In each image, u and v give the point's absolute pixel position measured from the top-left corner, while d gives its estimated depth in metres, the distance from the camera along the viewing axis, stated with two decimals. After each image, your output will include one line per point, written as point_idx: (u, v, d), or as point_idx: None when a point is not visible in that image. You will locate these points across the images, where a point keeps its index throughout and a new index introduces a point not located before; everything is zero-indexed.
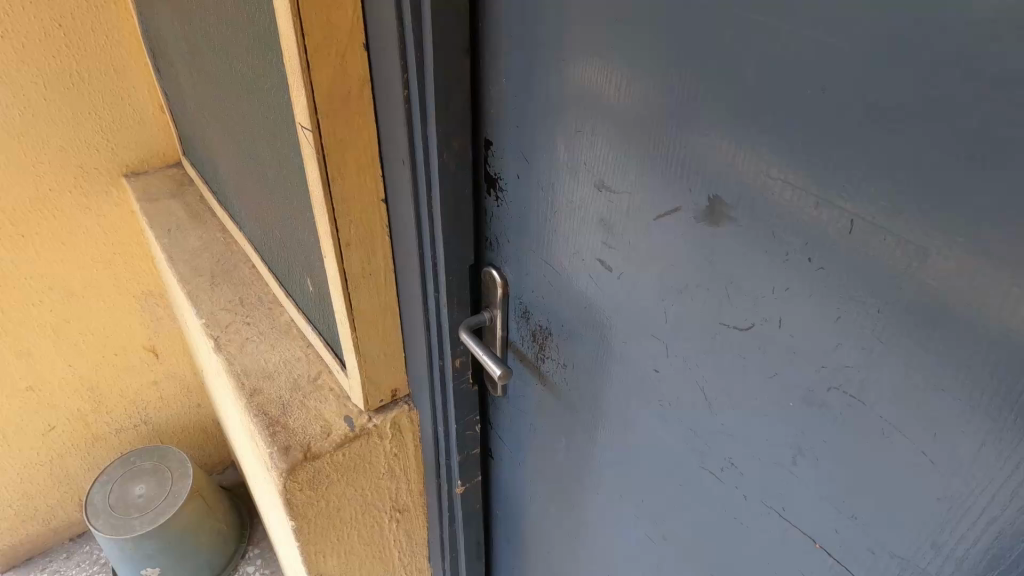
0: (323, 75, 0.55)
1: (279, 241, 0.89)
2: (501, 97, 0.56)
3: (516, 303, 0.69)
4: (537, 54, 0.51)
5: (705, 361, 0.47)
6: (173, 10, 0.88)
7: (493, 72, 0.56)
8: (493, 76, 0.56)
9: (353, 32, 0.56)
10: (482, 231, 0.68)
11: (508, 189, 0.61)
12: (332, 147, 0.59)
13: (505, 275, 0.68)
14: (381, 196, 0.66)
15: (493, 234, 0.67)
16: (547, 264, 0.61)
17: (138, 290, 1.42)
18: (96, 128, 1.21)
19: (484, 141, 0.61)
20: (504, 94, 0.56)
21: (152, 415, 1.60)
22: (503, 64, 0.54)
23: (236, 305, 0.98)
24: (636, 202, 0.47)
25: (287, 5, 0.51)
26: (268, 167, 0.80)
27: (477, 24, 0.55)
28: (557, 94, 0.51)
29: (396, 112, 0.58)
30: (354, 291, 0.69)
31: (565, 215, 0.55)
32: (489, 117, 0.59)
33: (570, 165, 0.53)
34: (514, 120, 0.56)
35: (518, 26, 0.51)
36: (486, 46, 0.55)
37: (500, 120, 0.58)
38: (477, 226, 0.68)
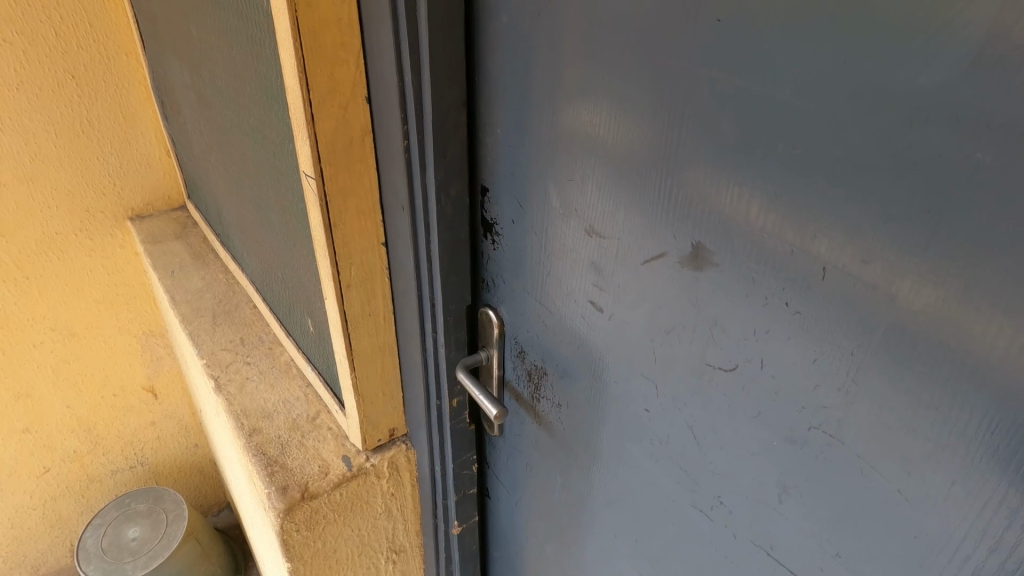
0: (327, 127, 0.58)
1: (281, 282, 0.91)
2: (497, 147, 0.59)
3: (511, 342, 0.71)
4: (531, 108, 0.54)
5: (692, 401, 0.48)
6: (183, 61, 0.92)
7: (491, 124, 0.59)
8: (490, 127, 0.59)
9: (356, 86, 0.59)
10: (478, 273, 0.70)
11: (503, 233, 0.64)
12: (334, 194, 0.62)
13: (501, 315, 0.70)
14: (380, 239, 0.68)
15: (489, 277, 0.69)
16: (542, 306, 0.63)
17: (139, 330, 1.43)
18: (104, 173, 1.25)
19: (480, 187, 0.64)
20: (500, 144, 0.59)
21: (149, 456, 1.59)
22: (499, 116, 0.58)
23: (237, 345, 1.00)
24: (624, 247, 0.50)
25: (294, 61, 0.54)
26: (272, 210, 0.82)
27: (475, 79, 0.58)
28: (550, 145, 0.53)
29: (397, 161, 0.60)
30: (354, 331, 0.71)
31: (557, 259, 0.58)
32: (485, 165, 0.62)
33: (561, 211, 0.55)
34: (508, 168, 0.59)
35: (513, 82, 0.54)
36: (484, 100, 0.58)
37: (495, 168, 0.61)
38: (473, 268, 0.70)
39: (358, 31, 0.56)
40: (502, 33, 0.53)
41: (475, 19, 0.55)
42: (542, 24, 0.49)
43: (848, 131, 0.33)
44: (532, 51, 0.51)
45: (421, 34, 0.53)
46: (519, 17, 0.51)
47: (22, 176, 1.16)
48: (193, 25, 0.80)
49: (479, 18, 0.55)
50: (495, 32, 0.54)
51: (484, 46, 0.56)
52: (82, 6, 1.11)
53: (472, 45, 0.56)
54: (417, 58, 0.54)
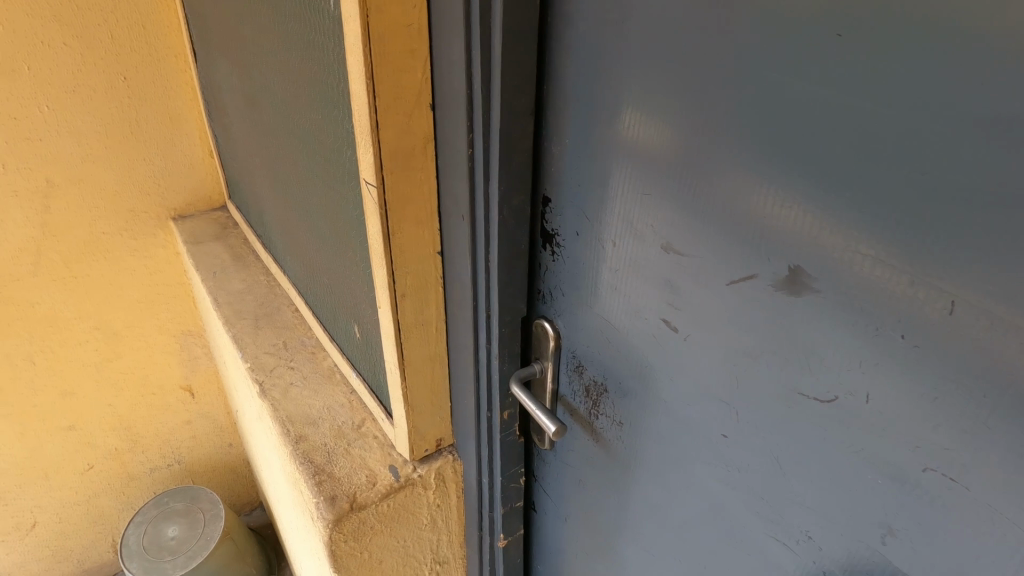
0: (391, 135, 0.56)
1: (325, 287, 0.89)
2: (563, 157, 0.58)
3: (568, 356, 0.69)
4: (604, 119, 0.52)
5: (781, 430, 0.46)
6: (235, 58, 0.90)
7: (558, 133, 0.57)
8: (558, 137, 0.57)
9: (421, 94, 0.57)
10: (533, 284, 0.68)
11: (565, 245, 0.62)
12: (394, 203, 0.60)
13: (557, 327, 0.68)
14: (437, 249, 0.66)
15: (544, 288, 0.67)
16: (604, 321, 0.61)
17: (177, 329, 1.43)
18: (149, 174, 1.25)
19: (542, 198, 0.62)
20: (566, 155, 0.57)
21: (185, 454, 1.60)
22: (567, 126, 0.56)
23: (279, 349, 0.98)
24: (706, 266, 0.47)
25: (361, 69, 0.52)
26: (320, 215, 0.81)
27: (544, 86, 0.56)
28: (623, 158, 0.51)
29: (459, 171, 0.59)
30: (406, 341, 0.69)
31: (624, 275, 0.56)
32: (550, 175, 0.60)
33: (631, 226, 0.53)
34: (576, 179, 0.57)
35: (585, 91, 0.53)
36: (552, 110, 0.56)
37: (560, 179, 0.59)
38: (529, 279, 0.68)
39: (426, 38, 0.55)
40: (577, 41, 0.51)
41: (549, 26, 0.53)
42: (620, 33, 0.47)
43: (980, 157, 0.30)
44: (608, 60, 0.49)
45: (493, 42, 0.51)
46: (595, 26, 0.49)
47: (71, 178, 1.17)
48: (246, 26, 0.79)
49: (552, 24, 0.53)
50: (569, 40, 0.52)
51: (556, 53, 0.54)
52: (135, 7, 1.12)
53: (544, 52, 0.55)
54: (487, 67, 0.52)
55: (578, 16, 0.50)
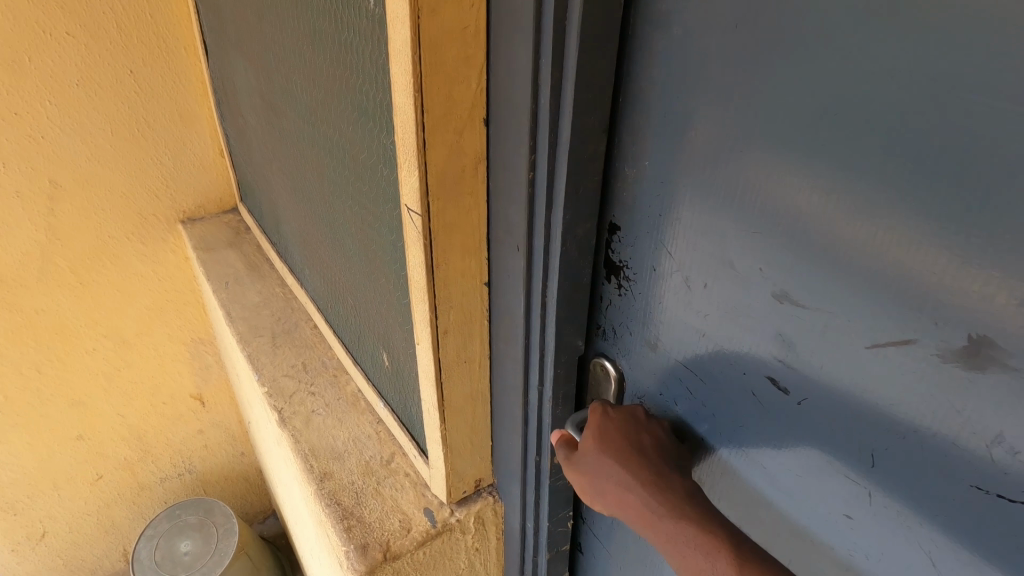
0: (440, 156, 0.48)
1: (349, 307, 0.81)
2: (644, 181, 0.50)
3: (630, 400, 0.60)
4: (704, 142, 0.44)
5: (936, 522, 0.39)
6: (249, 50, 0.79)
7: (638, 153, 0.50)
8: (637, 157, 0.50)
9: (474, 107, 0.49)
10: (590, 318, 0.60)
11: (637, 280, 0.54)
12: (440, 231, 0.52)
13: (618, 368, 0.59)
14: (484, 279, 0.58)
15: (604, 324, 0.59)
16: (685, 368, 0.53)
17: (188, 337, 1.36)
18: (158, 175, 1.17)
19: (610, 225, 0.54)
20: (649, 179, 0.49)
21: (196, 464, 1.54)
22: (653, 146, 0.48)
23: (299, 371, 0.90)
24: (838, 323, 0.40)
25: (409, 79, 0.44)
26: (346, 233, 0.71)
27: (623, 99, 0.49)
28: (730, 188, 0.44)
29: (517, 196, 0.51)
30: (447, 380, 0.62)
31: (716, 321, 0.48)
32: (623, 199, 0.52)
33: (733, 266, 0.45)
34: (660, 209, 0.50)
35: (679, 109, 0.46)
36: (630, 128, 0.49)
37: (637, 204, 0.51)
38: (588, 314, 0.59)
39: (483, 42, 0.47)
40: (673, 48, 0.44)
41: (638, 29, 0.46)
42: (736, 40, 0.40)
43: None
44: (716, 71, 0.42)
45: (568, 48, 0.43)
46: (704, 35, 0.42)
47: (76, 178, 1.09)
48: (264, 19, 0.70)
49: (641, 27, 0.46)
50: (663, 46, 0.45)
51: (645, 60, 0.46)
52: None
53: (625, 60, 0.48)
54: (558, 77, 0.44)
55: (680, 18, 0.43)
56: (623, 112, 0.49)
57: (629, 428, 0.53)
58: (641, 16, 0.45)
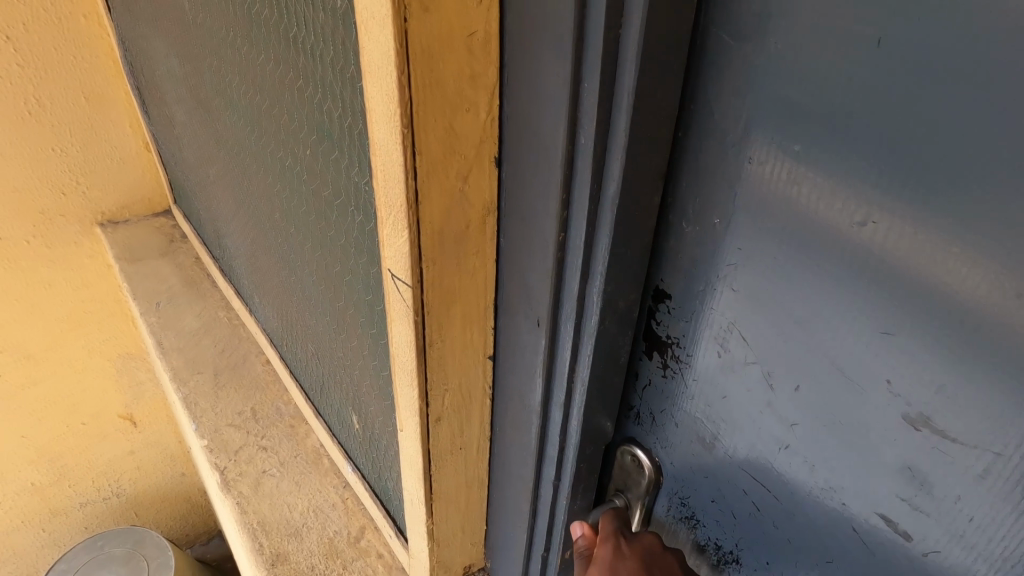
0: (437, 211, 0.35)
1: (308, 352, 0.65)
2: (714, 241, 0.37)
3: (668, 498, 0.48)
4: (814, 204, 0.32)
5: None
6: (157, 28, 0.61)
7: (705, 205, 0.36)
8: (701, 212, 0.37)
9: (483, 141, 0.35)
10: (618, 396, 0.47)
11: (692, 363, 0.41)
12: (435, 303, 0.39)
13: (654, 459, 0.47)
14: (487, 352, 0.45)
15: (636, 407, 0.47)
16: (751, 480, 0.41)
17: (115, 352, 1.14)
18: (62, 167, 0.95)
19: (658, 291, 0.41)
20: (721, 240, 0.37)
21: (127, 486, 1.29)
22: (731, 199, 0.35)
23: (247, 420, 0.73)
24: (1010, 470, 0.28)
25: (393, 109, 0.30)
26: (303, 274, 0.55)
27: (685, 132, 0.35)
28: (851, 271, 0.31)
29: (540, 258, 0.38)
30: (438, 471, 0.49)
31: (810, 435, 0.36)
32: (678, 261, 0.39)
33: (844, 372, 0.33)
34: (733, 280, 0.37)
35: (775, 156, 0.32)
36: (692, 170, 0.36)
37: (699, 271, 0.38)
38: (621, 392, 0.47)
39: (495, 54, 0.33)
40: (771, 67, 0.31)
41: (712, 35, 0.32)
42: (882, 66, 0.27)
43: None
44: (843, 103, 0.29)
45: (622, 67, 0.30)
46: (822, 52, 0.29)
47: None
48: None
49: (718, 35, 0.32)
50: (754, 62, 0.31)
51: (723, 80, 0.33)
52: None
53: (691, 80, 0.34)
54: (607, 109, 0.31)
55: (785, 23, 0.29)
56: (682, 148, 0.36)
57: (643, 568, 0.41)
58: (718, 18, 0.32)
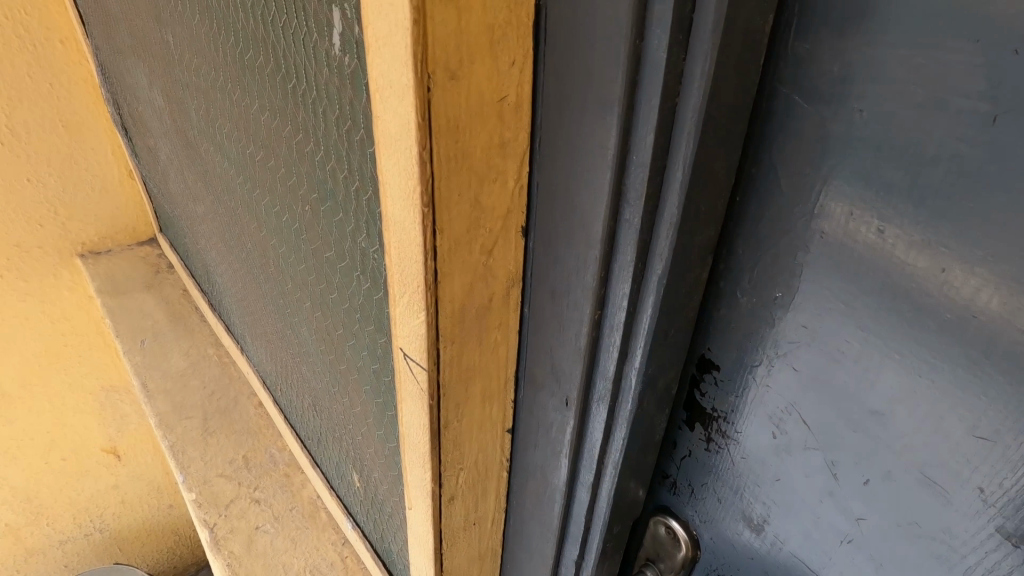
0: (458, 288, 0.31)
1: (305, 402, 0.61)
2: (772, 316, 0.32)
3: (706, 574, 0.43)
4: (904, 294, 0.27)
5: None
6: (138, 58, 0.56)
7: (765, 278, 0.31)
8: (758, 284, 0.32)
9: (510, 210, 0.31)
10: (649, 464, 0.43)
11: (743, 440, 0.37)
12: (453, 384, 0.35)
13: (691, 533, 0.43)
14: (505, 425, 0.41)
15: (672, 475, 0.42)
16: (802, 564, 0.37)
17: (96, 385, 1.08)
18: (38, 198, 0.89)
19: (705, 361, 0.36)
20: (781, 317, 0.32)
21: (110, 522, 1.23)
22: (798, 273, 0.30)
23: (238, 470, 0.68)
24: None
25: (413, 184, 0.26)
26: (300, 328, 0.51)
27: (742, 199, 0.30)
28: (944, 369, 0.26)
29: (572, 335, 0.34)
30: (450, 550, 0.44)
31: (877, 532, 0.32)
32: (728, 333, 0.34)
33: (926, 476, 0.29)
34: (794, 359, 0.32)
35: (860, 238, 0.27)
36: (747, 238, 0.31)
37: (752, 345, 0.34)
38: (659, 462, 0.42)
39: (526, 117, 0.29)
40: (858, 138, 0.26)
41: (784, 97, 0.27)
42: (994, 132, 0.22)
43: None
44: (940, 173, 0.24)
45: (677, 137, 0.26)
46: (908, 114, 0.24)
47: None
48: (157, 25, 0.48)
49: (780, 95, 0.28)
50: (835, 133, 0.26)
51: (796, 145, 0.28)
52: None
53: (751, 144, 0.29)
54: (658, 183, 0.27)
55: (877, 92, 0.24)
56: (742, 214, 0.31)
57: None
58: (792, 77, 0.27)
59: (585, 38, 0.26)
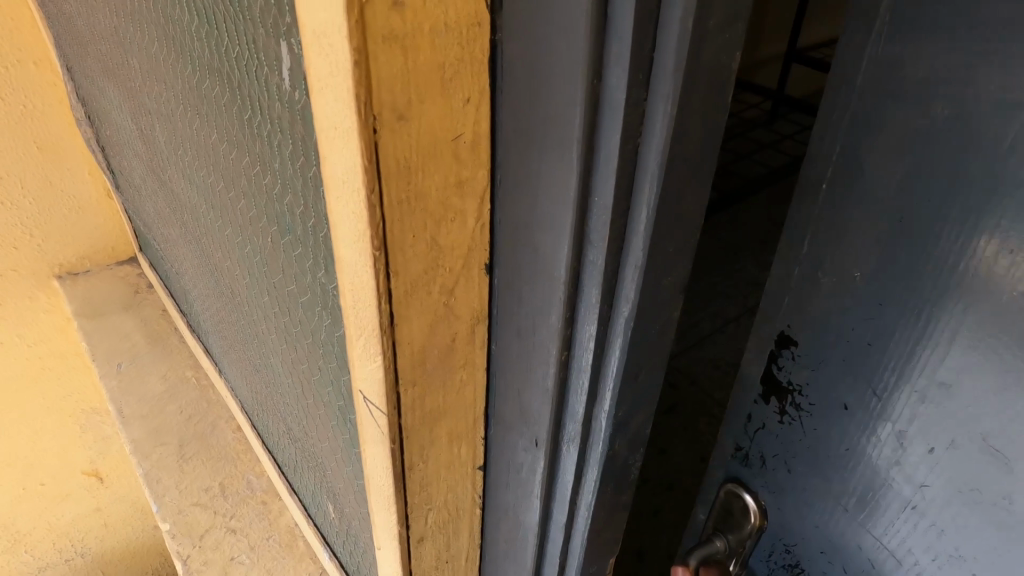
0: (418, 330, 0.30)
1: (280, 431, 0.59)
2: (845, 290, 0.35)
3: (773, 543, 0.46)
4: (973, 271, 0.30)
5: None
6: (106, 79, 0.54)
7: (843, 256, 0.35)
8: (838, 262, 0.35)
9: (472, 250, 0.30)
10: (719, 437, 0.47)
11: (811, 413, 0.40)
12: (416, 426, 0.33)
13: (761, 503, 0.45)
14: (476, 463, 0.39)
15: (744, 447, 0.45)
16: (867, 534, 0.39)
17: (76, 407, 1.01)
18: (11, 220, 0.83)
19: (782, 338, 0.40)
20: (853, 294, 0.35)
21: (92, 546, 1.16)
22: (869, 253, 0.33)
23: (214, 498, 0.67)
24: None
25: (363, 228, 0.25)
26: (270, 356, 0.49)
27: (823, 181, 0.35)
28: (1003, 348, 0.29)
29: (540, 377, 0.32)
30: None
31: (940, 499, 0.34)
32: (804, 309, 0.38)
33: (983, 442, 0.31)
34: (866, 334, 0.35)
35: (937, 223, 0.30)
36: (824, 220, 0.35)
37: (825, 318, 0.37)
38: (729, 432, 0.46)
39: (486, 155, 0.27)
40: (930, 143, 0.30)
41: (862, 99, 0.32)
42: None
43: None
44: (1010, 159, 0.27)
45: (641, 180, 0.25)
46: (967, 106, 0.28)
47: None
48: (122, 48, 0.46)
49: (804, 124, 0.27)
50: (915, 133, 0.30)
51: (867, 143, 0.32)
52: None
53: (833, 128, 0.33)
54: (622, 227, 0.26)
55: (954, 98, 0.28)
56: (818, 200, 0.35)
57: None
58: (869, 85, 0.31)
59: (539, 78, 0.24)
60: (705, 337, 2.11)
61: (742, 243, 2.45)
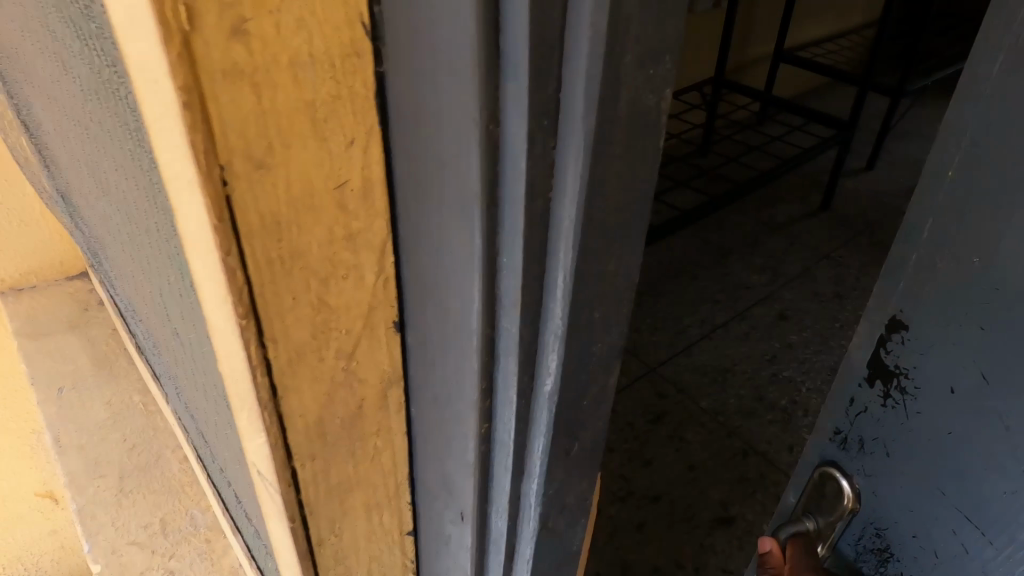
0: (307, 401, 0.26)
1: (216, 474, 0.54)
2: (971, 268, 0.37)
3: (865, 526, 0.47)
4: None
5: None
6: (24, 93, 0.50)
7: (971, 237, 0.36)
8: (966, 241, 0.36)
9: (373, 307, 0.25)
10: (818, 422, 0.48)
11: (920, 394, 0.41)
12: (319, 501, 0.29)
13: (856, 486, 0.47)
14: (406, 529, 0.35)
15: (843, 431, 0.46)
16: (968, 521, 0.40)
17: (28, 428, 0.96)
18: None
19: (894, 322, 0.41)
20: (980, 273, 0.36)
21: (49, 567, 1.13)
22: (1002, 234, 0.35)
23: (153, 537, 0.63)
24: None
25: (224, 296, 0.21)
26: (195, 400, 0.45)
27: (959, 162, 0.36)
28: None
29: (461, 454, 0.28)
30: None
31: None
32: (924, 292, 0.39)
33: None
34: (993, 315, 0.36)
35: None
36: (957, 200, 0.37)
37: (941, 301, 0.38)
38: (831, 417, 0.47)
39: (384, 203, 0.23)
40: None
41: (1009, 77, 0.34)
42: None
43: None
44: None
45: (554, 239, 0.21)
46: None
47: None
48: (25, 63, 0.41)
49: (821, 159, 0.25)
50: None
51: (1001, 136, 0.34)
52: None
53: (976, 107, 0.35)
54: (537, 291, 0.22)
55: None
56: (949, 183, 0.37)
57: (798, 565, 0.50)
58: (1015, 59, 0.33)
59: (434, 119, 0.20)
60: (692, 344, 2.10)
61: (730, 249, 2.49)
